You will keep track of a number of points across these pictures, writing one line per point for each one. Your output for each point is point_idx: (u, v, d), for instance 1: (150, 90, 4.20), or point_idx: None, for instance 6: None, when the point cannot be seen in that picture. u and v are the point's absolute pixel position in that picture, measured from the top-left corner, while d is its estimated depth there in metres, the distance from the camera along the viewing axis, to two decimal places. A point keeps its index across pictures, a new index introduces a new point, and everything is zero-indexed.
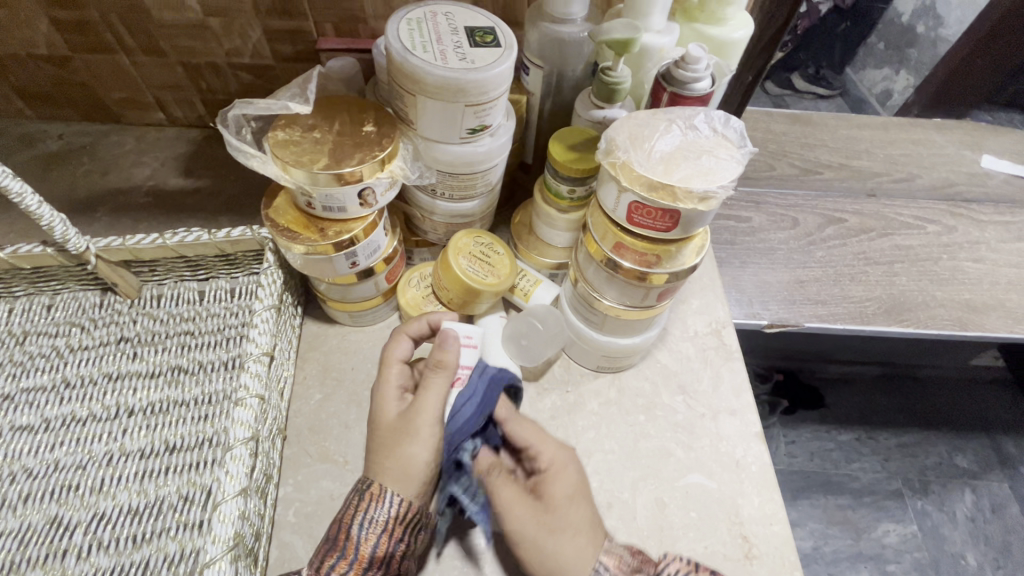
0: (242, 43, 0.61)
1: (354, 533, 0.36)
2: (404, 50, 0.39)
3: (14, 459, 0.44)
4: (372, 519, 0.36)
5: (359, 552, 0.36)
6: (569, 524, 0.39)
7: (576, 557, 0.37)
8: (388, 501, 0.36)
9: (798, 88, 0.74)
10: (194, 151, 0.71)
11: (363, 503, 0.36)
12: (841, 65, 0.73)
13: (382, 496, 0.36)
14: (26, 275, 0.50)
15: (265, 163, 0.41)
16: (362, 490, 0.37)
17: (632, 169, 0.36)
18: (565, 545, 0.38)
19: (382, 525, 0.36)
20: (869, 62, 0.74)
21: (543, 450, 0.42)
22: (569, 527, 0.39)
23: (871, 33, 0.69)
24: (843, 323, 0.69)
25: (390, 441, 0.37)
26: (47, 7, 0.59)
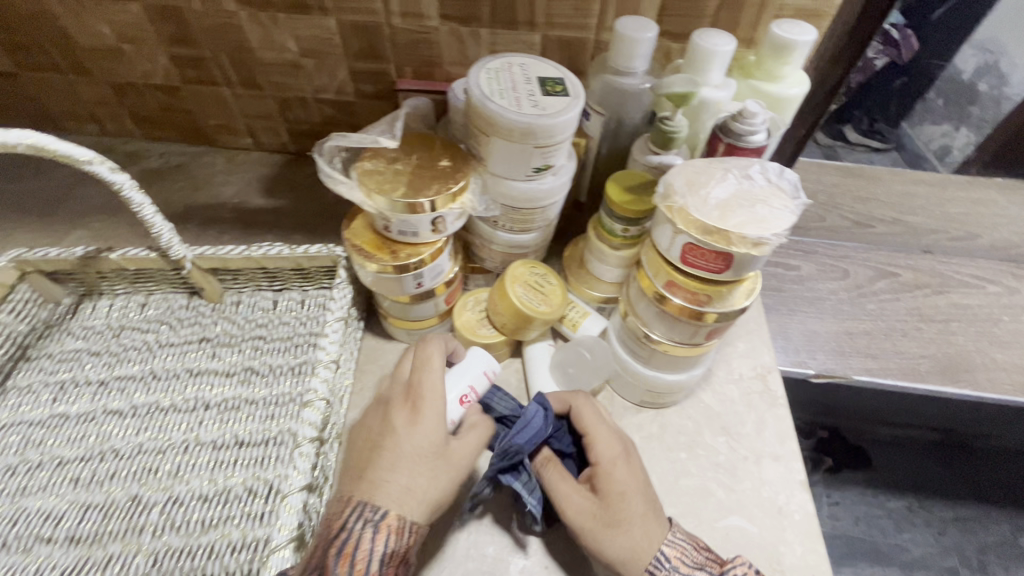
0: (329, 81, 0.68)
1: (371, 565, 0.35)
2: (483, 96, 0.43)
3: (104, 439, 0.49)
4: (388, 551, 0.36)
5: None
6: (629, 516, 0.40)
7: (646, 544, 0.39)
8: (408, 531, 0.37)
9: (851, 141, 0.83)
10: (276, 174, 0.78)
11: (382, 535, 0.36)
12: (897, 120, 0.83)
13: (401, 526, 0.37)
14: (128, 275, 0.56)
15: (351, 189, 0.46)
16: (374, 520, 0.36)
17: (689, 214, 0.39)
18: (624, 538, 0.39)
19: (395, 556, 0.36)
20: (926, 118, 0.83)
21: (597, 444, 0.43)
22: (631, 521, 0.40)
23: (930, 89, 0.79)
24: (895, 379, 0.67)
25: (426, 471, 0.39)
26: (168, 44, 0.67)
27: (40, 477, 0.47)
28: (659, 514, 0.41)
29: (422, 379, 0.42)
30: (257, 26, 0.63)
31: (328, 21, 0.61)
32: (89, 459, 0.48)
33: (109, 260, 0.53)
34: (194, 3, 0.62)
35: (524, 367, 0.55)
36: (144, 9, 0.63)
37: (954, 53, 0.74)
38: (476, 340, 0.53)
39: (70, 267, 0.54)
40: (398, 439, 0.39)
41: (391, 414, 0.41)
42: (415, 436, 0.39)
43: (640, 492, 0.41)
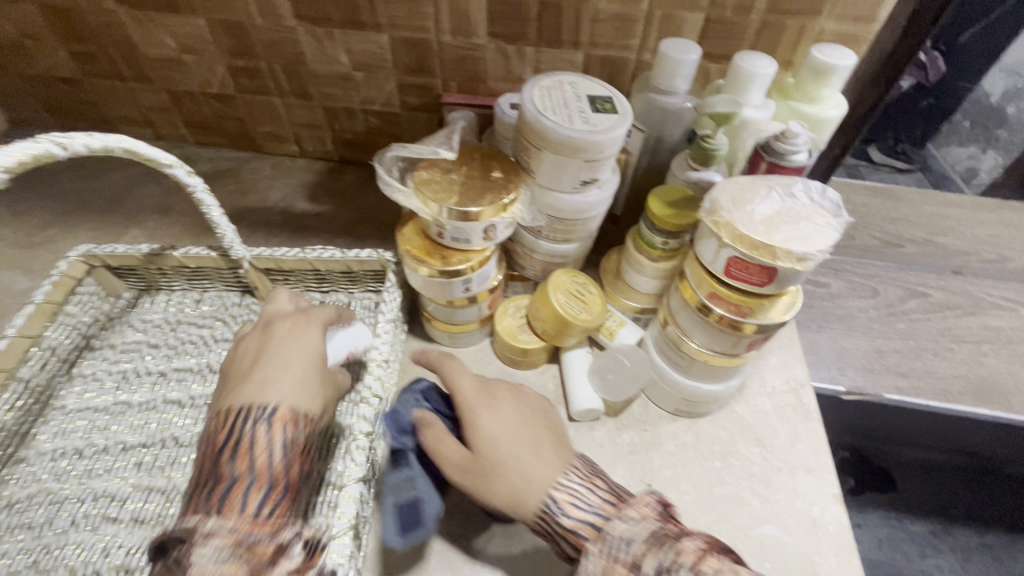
0: (376, 93, 0.72)
1: (274, 452, 0.38)
2: (537, 112, 0.46)
3: (165, 427, 0.52)
4: (289, 440, 0.39)
5: (277, 476, 0.37)
6: (501, 463, 0.41)
7: (533, 486, 0.40)
8: (303, 420, 0.40)
9: (875, 160, 0.78)
10: (319, 181, 0.81)
11: (277, 424, 0.39)
12: (923, 139, 0.78)
13: (296, 417, 0.40)
14: (186, 273, 0.59)
15: (408, 197, 0.48)
16: (267, 416, 0.39)
17: (735, 228, 0.41)
18: (508, 483, 0.41)
19: (296, 445, 0.39)
20: (953, 138, 0.78)
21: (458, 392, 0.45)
22: (502, 464, 0.41)
23: (955, 109, 0.75)
24: (926, 399, 0.67)
25: (297, 369, 0.42)
26: (227, 55, 0.71)
27: (106, 460, 0.49)
28: (541, 453, 0.42)
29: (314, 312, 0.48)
30: (313, 40, 0.67)
31: (381, 36, 0.64)
32: (151, 445, 0.50)
33: (171, 258, 0.56)
34: (255, 18, 0.65)
35: (561, 373, 0.57)
36: (207, 23, 0.67)
37: (982, 75, 0.71)
38: (517, 345, 0.55)
39: (134, 263, 0.57)
40: (284, 346, 0.43)
41: (273, 326, 0.45)
42: (291, 342, 0.43)
43: (513, 435, 0.42)
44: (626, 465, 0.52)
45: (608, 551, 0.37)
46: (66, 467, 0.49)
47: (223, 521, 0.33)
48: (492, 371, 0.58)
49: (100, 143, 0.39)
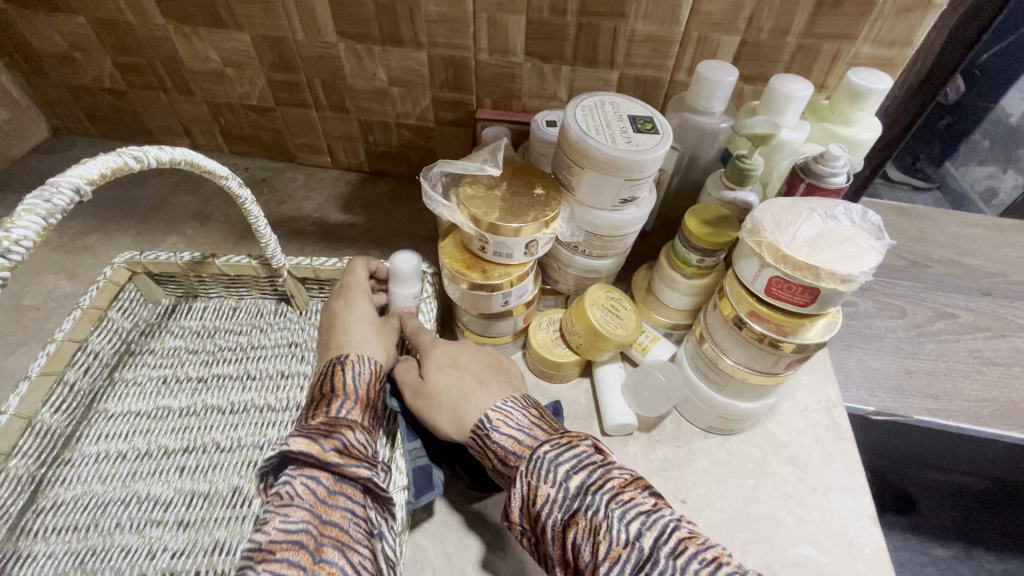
0: (412, 108, 0.73)
1: (348, 381, 0.44)
2: (581, 131, 0.47)
3: (206, 432, 0.52)
4: (359, 372, 0.45)
5: (356, 396, 0.44)
6: (443, 388, 0.45)
7: (470, 407, 0.43)
8: (367, 361, 0.46)
9: (894, 179, 0.94)
10: (351, 191, 0.83)
11: (346, 365, 0.45)
12: (939, 160, 0.93)
13: (361, 361, 0.46)
14: (225, 280, 0.60)
15: (452, 212, 0.49)
16: (340, 361, 0.45)
17: (778, 249, 0.41)
18: (450, 406, 0.44)
19: (367, 377, 0.45)
20: (970, 160, 0.92)
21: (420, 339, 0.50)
22: (446, 389, 0.45)
23: (974, 130, 0.87)
24: (957, 421, 0.67)
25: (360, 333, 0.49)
26: (269, 69, 0.73)
27: (149, 464, 0.50)
28: (482, 381, 0.45)
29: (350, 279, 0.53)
30: (353, 56, 0.68)
31: (420, 54, 0.66)
32: (192, 450, 0.51)
33: (213, 266, 0.58)
34: (299, 34, 0.67)
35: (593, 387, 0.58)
36: (252, 38, 0.69)
37: (1000, 96, 0.80)
38: (551, 358, 0.56)
39: (177, 270, 0.59)
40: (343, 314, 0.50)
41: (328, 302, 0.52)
42: (348, 309, 0.50)
43: (461, 370, 0.47)
44: (659, 481, 0.52)
45: (536, 471, 0.38)
46: (110, 470, 0.50)
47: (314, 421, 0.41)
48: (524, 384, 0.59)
49: (168, 157, 0.41)
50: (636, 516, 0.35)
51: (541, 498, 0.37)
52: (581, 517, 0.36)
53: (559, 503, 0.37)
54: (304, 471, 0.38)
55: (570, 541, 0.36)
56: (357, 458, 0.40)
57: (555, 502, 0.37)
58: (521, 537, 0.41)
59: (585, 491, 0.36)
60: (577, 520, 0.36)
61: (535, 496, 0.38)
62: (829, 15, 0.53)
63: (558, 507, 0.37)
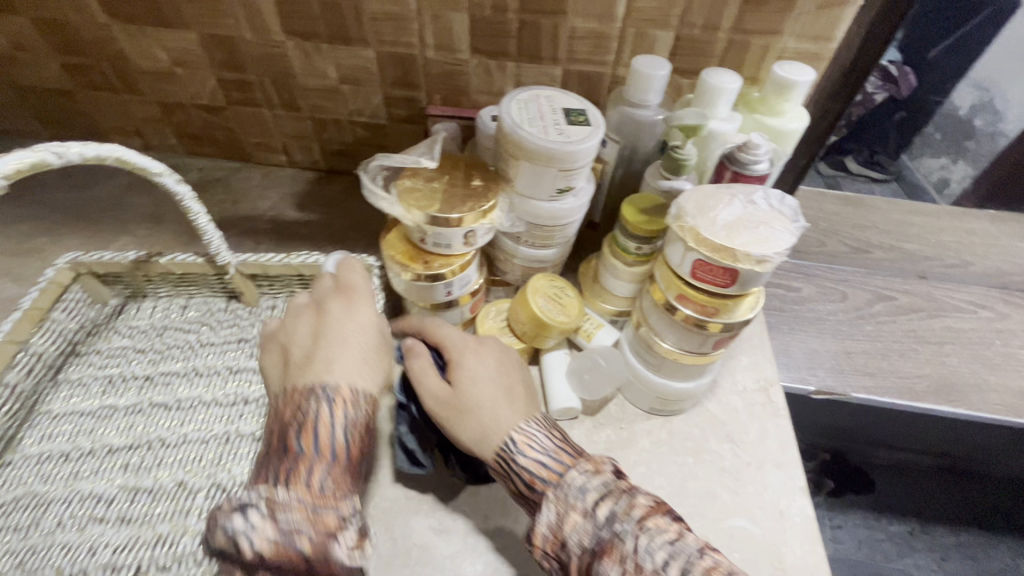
0: (363, 105, 0.74)
1: (334, 436, 0.39)
2: (514, 124, 0.48)
3: (151, 429, 0.52)
4: (348, 421, 0.40)
5: (338, 452, 0.39)
6: (476, 402, 0.46)
7: (499, 428, 0.44)
8: (360, 402, 0.41)
9: (852, 171, 0.90)
10: (307, 189, 0.82)
11: (334, 409, 0.40)
12: (897, 152, 0.89)
13: (355, 399, 0.41)
14: (173, 279, 0.60)
15: (391, 204, 0.50)
16: (329, 395, 0.40)
17: (699, 233, 0.43)
18: (477, 421, 0.45)
19: (356, 426, 0.41)
20: (926, 152, 0.89)
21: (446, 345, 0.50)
22: (478, 404, 0.45)
23: (928, 123, 0.85)
24: (893, 398, 0.70)
25: (360, 352, 0.44)
26: (218, 69, 0.73)
27: (92, 463, 0.50)
28: (512, 403, 0.46)
29: (352, 279, 0.49)
30: (302, 55, 0.69)
31: (368, 52, 0.67)
32: (137, 447, 0.51)
33: (159, 265, 0.58)
34: (247, 33, 0.68)
35: (540, 374, 0.59)
36: (199, 37, 0.69)
37: (952, 91, 0.81)
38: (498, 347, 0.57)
39: (121, 270, 0.58)
40: (347, 328, 0.45)
41: (326, 307, 0.47)
42: (348, 322, 0.45)
43: (488, 382, 0.47)
44: None
45: (564, 499, 0.39)
46: (52, 470, 0.50)
47: (293, 496, 0.36)
48: None
49: (94, 153, 0.42)
50: (664, 545, 0.36)
51: (571, 527, 0.38)
52: (612, 550, 0.36)
53: (587, 532, 0.37)
54: (277, 563, 0.34)
55: (598, 572, 0.36)
56: (346, 545, 0.35)
57: (583, 530, 0.38)
58: (544, 564, 0.40)
59: (614, 522, 0.37)
60: (607, 552, 0.36)
61: (564, 524, 0.38)
62: (754, 11, 0.55)
63: (587, 536, 0.37)
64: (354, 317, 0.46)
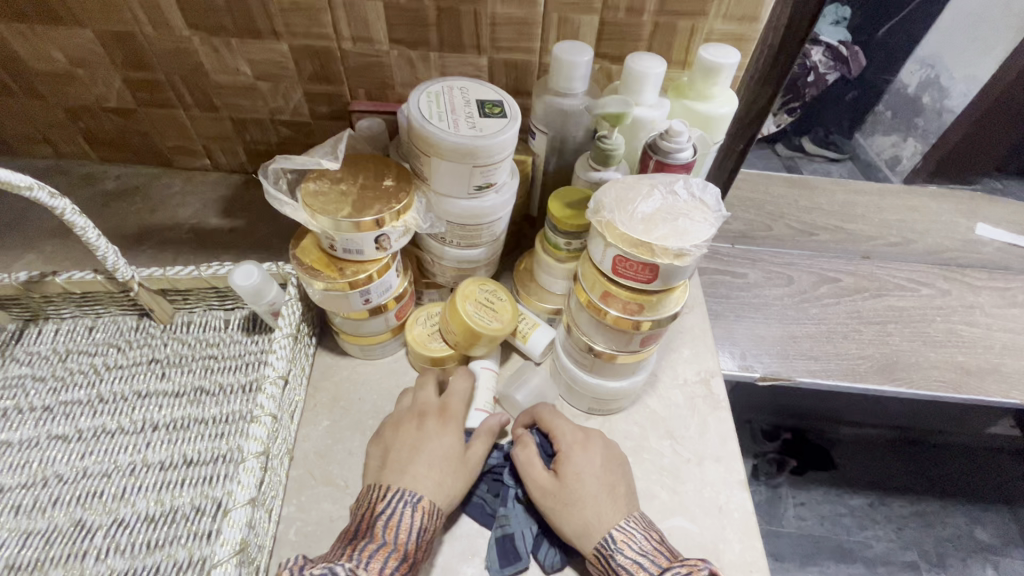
0: (284, 102, 0.67)
1: (408, 536, 0.40)
2: (423, 119, 0.45)
3: (47, 465, 0.49)
4: (421, 526, 0.41)
5: (408, 552, 0.40)
6: (581, 495, 0.44)
7: (597, 524, 0.43)
8: (435, 513, 0.43)
9: (809, 151, 0.94)
10: (232, 192, 0.77)
11: (416, 512, 0.42)
12: (849, 132, 0.94)
13: (430, 509, 0.43)
14: (75, 298, 0.55)
15: (297, 210, 0.47)
16: (412, 501, 0.42)
17: (616, 228, 0.41)
18: (580, 514, 0.43)
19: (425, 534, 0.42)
20: (877, 130, 0.94)
21: (561, 436, 0.48)
22: (581, 498, 0.44)
23: (879, 102, 0.89)
24: (837, 379, 0.70)
25: (441, 467, 0.45)
26: (123, 69, 0.65)
27: None
28: (614, 499, 0.44)
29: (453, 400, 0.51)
30: (211, 51, 0.62)
31: (280, 45, 0.60)
32: (31, 485, 0.48)
33: (54, 284, 0.53)
34: (147, 29, 0.60)
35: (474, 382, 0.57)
36: (96, 34, 0.61)
37: (899, 70, 0.85)
38: (427, 353, 0.55)
39: (14, 292, 0.53)
40: (432, 443, 0.47)
41: (425, 423, 0.49)
42: (439, 443, 0.47)
43: (596, 476, 0.46)
44: None
45: None
46: None
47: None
48: (406, 381, 0.57)
49: None
50: None
51: None
52: None
53: None
54: None
55: None
56: None
57: None
58: None
59: None
60: None
61: None
62: None
63: None
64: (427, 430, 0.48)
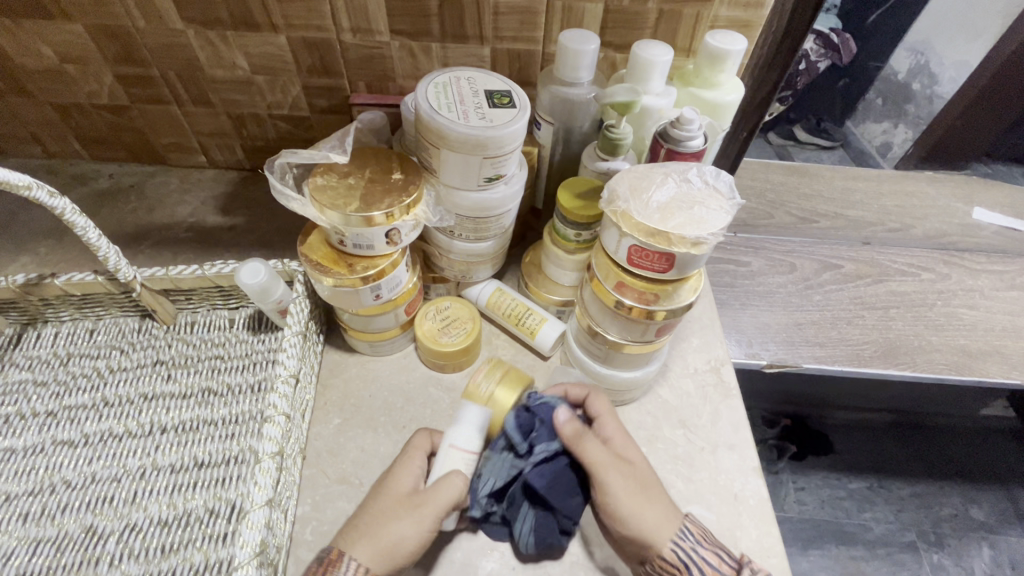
0: (282, 97, 0.66)
1: None
2: (431, 110, 0.44)
3: (53, 471, 0.48)
4: None
5: None
6: (653, 483, 0.44)
7: (673, 514, 0.42)
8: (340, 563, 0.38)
9: (801, 140, 0.89)
10: (230, 190, 0.76)
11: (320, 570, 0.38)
12: (841, 119, 0.89)
13: (338, 561, 0.38)
14: (75, 300, 0.54)
15: (304, 205, 0.46)
16: (320, 557, 0.39)
17: (632, 217, 0.41)
18: (655, 502, 0.43)
19: None
20: (869, 117, 0.90)
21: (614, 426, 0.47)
22: (652, 489, 0.43)
23: (868, 90, 0.86)
24: (842, 365, 0.71)
25: (365, 514, 0.41)
26: (114, 64, 0.63)
27: None
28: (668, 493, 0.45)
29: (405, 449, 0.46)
30: (206, 44, 0.60)
31: (278, 37, 0.59)
32: (38, 492, 0.47)
33: (53, 286, 0.52)
34: (139, 22, 0.59)
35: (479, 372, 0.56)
36: (86, 29, 0.60)
37: (890, 55, 0.81)
38: (438, 348, 0.54)
39: (12, 296, 0.52)
40: (369, 504, 0.42)
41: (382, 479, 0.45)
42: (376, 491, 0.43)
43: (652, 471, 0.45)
44: None
45: None
46: None
47: None
48: (417, 377, 0.57)
49: None
50: None
51: None
52: None
53: None
54: None
55: None
56: None
57: None
58: None
59: None
60: None
61: None
62: None
63: None
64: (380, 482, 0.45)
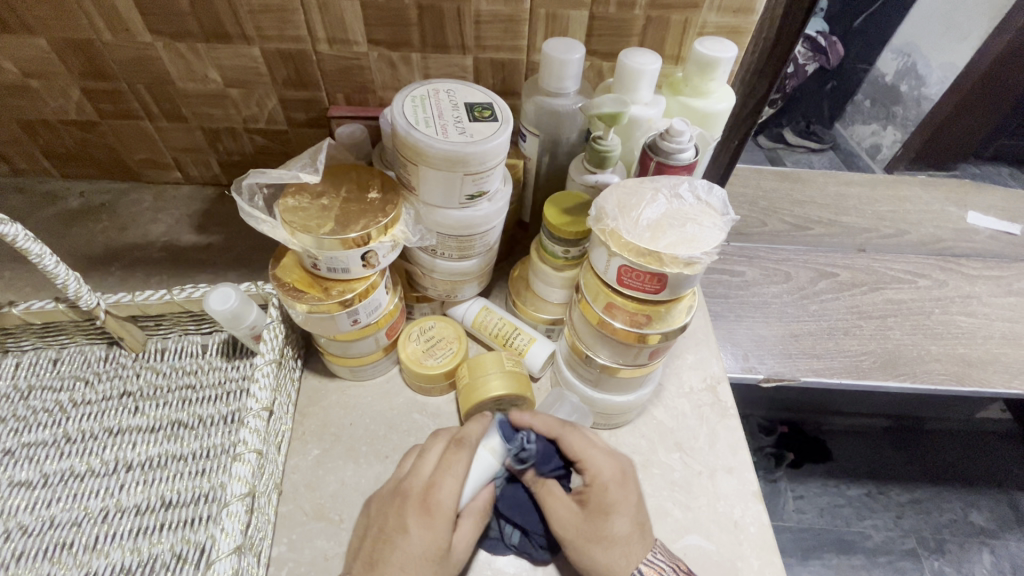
0: (257, 110, 0.63)
1: None
2: (408, 126, 0.42)
3: (10, 516, 0.45)
4: None
5: None
6: (616, 535, 0.42)
7: (629, 551, 0.42)
8: None
9: (791, 142, 0.92)
10: (207, 207, 0.73)
11: None
12: (831, 121, 0.93)
13: None
14: (36, 329, 0.51)
15: (275, 228, 0.44)
16: None
17: (621, 236, 0.39)
18: (608, 554, 0.42)
19: None
20: (858, 119, 0.94)
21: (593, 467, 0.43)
22: (614, 532, 0.42)
23: (857, 91, 0.90)
24: (840, 377, 0.69)
25: (394, 564, 0.38)
26: (81, 78, 0.60)
27: None
28: (641, 529, 0.43)
29: (432, 477, 0.41)
30: (176, 57, 0.58)
31: (251, 49, 0.56)
32: None
33: (11, 316, 0.49)
34: (104, 35, 0.56)
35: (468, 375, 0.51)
36: (49, 42, 0.57)
37: (876, 58, 0.84)
38: (425, 369, 0.52)
39: None
40: (408, 544, 0.39)
41: (405, 511, 0.40)
42: (407, 536, 0.39)
43: (629, 513, 0.43)
44: None
45: None
46: None
47: None
48: (401, 403, 0.54)
49: None
50: None
51: None
52: None
53: None
54: None
55: None
56: None
57: None
58: None
59: None
60: None
61: None
62: None
63: None
64: (404, 513, 0.40)
